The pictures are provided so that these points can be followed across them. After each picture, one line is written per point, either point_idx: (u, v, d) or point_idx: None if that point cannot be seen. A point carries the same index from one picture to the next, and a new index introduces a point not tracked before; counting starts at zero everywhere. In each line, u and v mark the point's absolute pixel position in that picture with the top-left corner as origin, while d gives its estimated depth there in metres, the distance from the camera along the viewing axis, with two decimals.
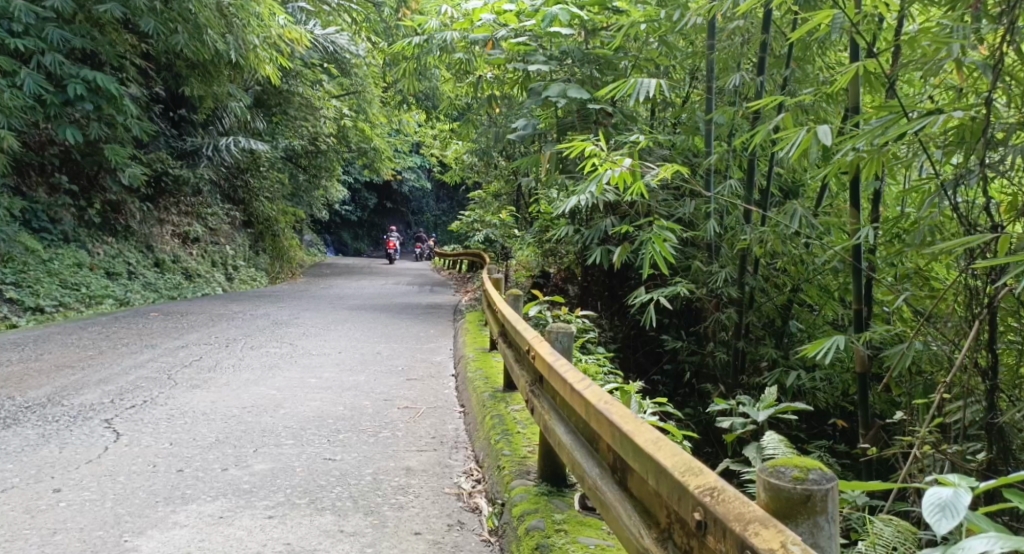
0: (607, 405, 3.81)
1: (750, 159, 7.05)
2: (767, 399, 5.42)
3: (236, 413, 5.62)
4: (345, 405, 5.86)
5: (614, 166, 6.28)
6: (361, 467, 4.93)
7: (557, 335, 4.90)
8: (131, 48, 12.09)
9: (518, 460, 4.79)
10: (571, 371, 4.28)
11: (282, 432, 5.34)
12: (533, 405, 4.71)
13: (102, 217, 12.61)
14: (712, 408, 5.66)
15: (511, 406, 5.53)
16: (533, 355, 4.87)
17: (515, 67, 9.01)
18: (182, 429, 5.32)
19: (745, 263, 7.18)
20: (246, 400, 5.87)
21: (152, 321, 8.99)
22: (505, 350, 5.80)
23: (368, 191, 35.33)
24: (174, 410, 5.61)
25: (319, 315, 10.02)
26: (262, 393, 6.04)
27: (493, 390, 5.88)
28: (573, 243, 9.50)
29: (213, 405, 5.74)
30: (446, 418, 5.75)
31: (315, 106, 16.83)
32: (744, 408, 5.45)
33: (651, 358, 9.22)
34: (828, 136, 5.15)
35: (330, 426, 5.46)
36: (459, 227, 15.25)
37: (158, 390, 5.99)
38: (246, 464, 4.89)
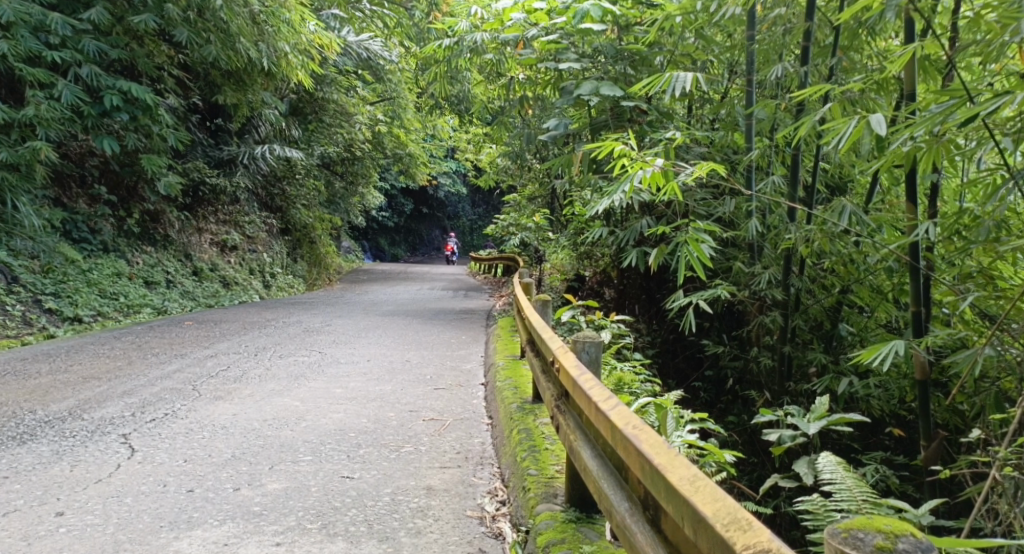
0: (635, 431, 3.60)
1: (793, 156, 6.75)
2: (818, 410, 5.17)
3: (256, 426, 5.45)
4: (369, 417, 5.67)
5: (646, 166, 6.01)
6: (380, 486, 4.72)
7: (584, 345, 4.66)
8: (168, 59, 12.04)
9: (545, 481, 4.54)
10: (595, 388, 4.05)
11: (302, 448, 5.15)
12: (557, 422, 4.51)
13: (140, 226, 12.52)
14: (758, 418, 5.42)
15: (538, 419, 5.29)
16: (558, 367, 4.63)
17: (548, 66, 8.77)
18: (198, 444, 5.16)
19: (789, 263, 6.88)
20: (268, 413, 5.70)
21: (184, 330, 8.86)
22: (532, 360, 5.57)
23: (404, 197, 35.26)
24: (193, 424, 5.46)
25: (351, 322, 9.85)
26: (285, 405, 5.86)
27: (521, 401, 5.64)
28: (609, 245, 9.24)
29: (234, 418, 5.57)
30: (473, 431, 5.52)
31: (349, 112, 16.73)
32: (793, 420, 5.19)
33: (691, 363, 8.93)
34: (883, 125, 5.01)
35: (350, 441, 5.27)
36: (495, 231, 15.02)
37: (180, 403, 5.83)
38: (259, 483, 4.71)
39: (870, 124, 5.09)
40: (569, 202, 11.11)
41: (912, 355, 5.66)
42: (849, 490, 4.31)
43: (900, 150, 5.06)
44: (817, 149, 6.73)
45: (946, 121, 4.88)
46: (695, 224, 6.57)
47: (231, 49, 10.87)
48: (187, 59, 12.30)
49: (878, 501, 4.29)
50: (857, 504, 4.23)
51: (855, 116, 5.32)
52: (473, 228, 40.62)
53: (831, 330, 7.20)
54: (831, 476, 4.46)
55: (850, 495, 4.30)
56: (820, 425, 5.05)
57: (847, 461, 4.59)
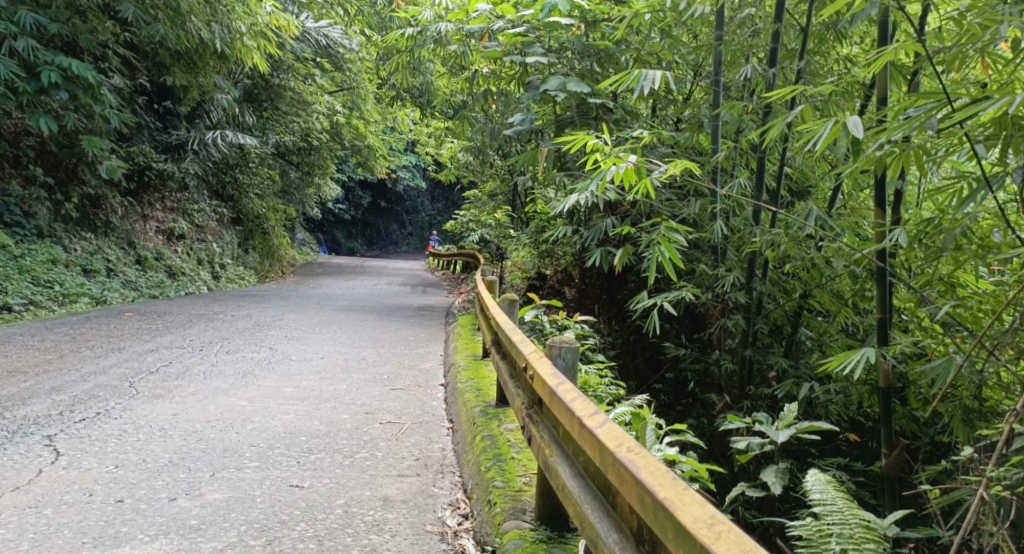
0: (631, 456, 3.39)
1: (760, 158, 6.59)
2: (787, 418, 5.00)
3: (198, 428, 5.15)
4: (321, 419, 5.40)
5: (619, 162, 5.81)
6: (332, 497, 4.46)
7: (560, 350, 4.44)
8: (114, 37, 11.62)
9: (513, 494, 4.32)
10: (577, 400, 3.82)
11: (246, 452, 4.87)
12: (530, 434, 4.28)
13: (80, 211, 12.06)
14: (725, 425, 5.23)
15: (503, 425, 5.07)
16: (532, 374, 4.39)
17: (513, 59, 8.53)
18: (132, 448, 4.85)
19: (753, 267, 6.73)
20: (211, 413, 5.40)
21: (125, 322, 8.49)
22: (497, 362, 5.34)
23: (362, 190, 34.85)
24: (128, 424, 5.15)
25: (303, 317, 9.54)
26: (230, 405, 5.56)
27: (484, 405, 5.41)
28: (571, 244, 9.05)
29: (174, 419, 5.27)
30: (433, 436, 5.28)
31: (306, 101, 16.42)
32: (760, 426, 5.01)
33: (652, 365, 8.76)
34: (861, 128, 4.75)
35: (301, 445, 5.00)
36: (455, 227, 14.74)
37: (115, 401, 5.51)
38: (199, 493, 4.42)
39: (847, 125, 4.83)
40: (531, 199, 10.91)
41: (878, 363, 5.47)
42: (842, 512, 4.10)
43: (873, 154, 4.80)
44: (785, 151, 6.58)
45: (923, 126, 4.67)
46: (666, 224, 6.38)
47: (180, 29, 10.53)
48: (135, 37, 11.91)
49: (870, 524, 4.09)
50: (850, 528, 4.03)
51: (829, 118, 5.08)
52: (431, 223, 40.35)
53: (791, 333, 7.01)
54: (820, 495, 4.25)
55: (842, 518, 4.09)
56: (790, 433, 4.87)
57: (836, 480, 4.38)
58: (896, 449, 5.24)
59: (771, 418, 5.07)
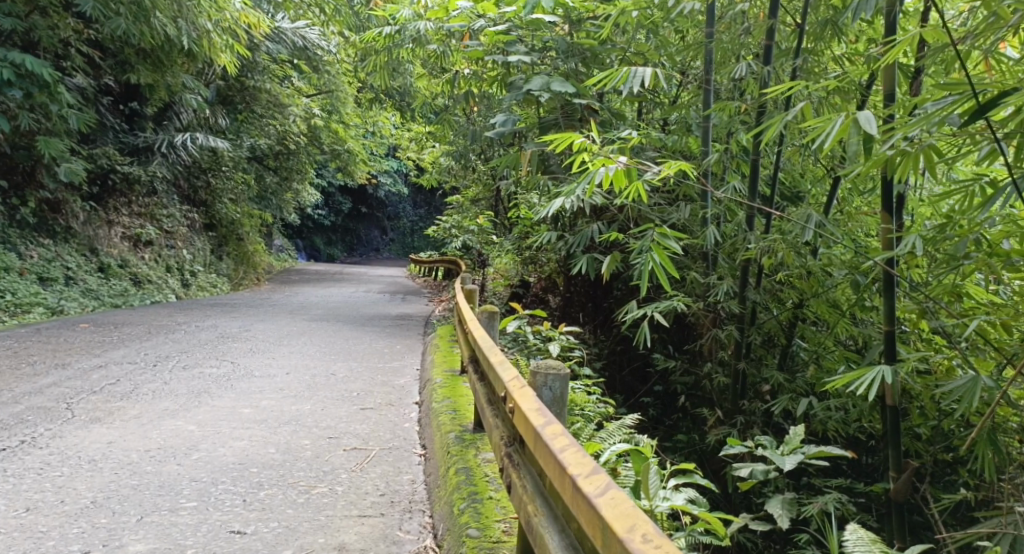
0: (645, 547, 3.02)
1: (753, 159, 6.14)
2: (792, 442, 4.61)
3: (134, 460, 4.68)
4: (277, 446, 4.93)
5: (607, 164, 5.35)
6: (277, 546, 4.01)
7: (546, 379, 4.02)
8: (76, 35, 11.16)
9: (489, 546, 3.89)
10: (572, 458, 3.44)
11: (186, 490, 4.40)
12: (511, 479, 3.92)
13: (38, 217, 11.55)
14: (726, 450, 4.82)
15: (480, 454, 4.64)
16: (515, 409, 4.02)
17: (493, 59, 8.07)
18: (51, 486, 4.38)
19: (747, 275, 6.25)
20: (154, 441, 4.92)
21: (79, 334, 7.99)
22: (475, 384, 4.93)
23: (343, 196, 34.37)
24: (54, 455, 4.69)
25: (273, 327, 9.06)
26: (176, 430, 5.09)
27: (460, 430, 4.97)
28: (555, 250, 8.61)
29: (108, 448, 4.80)
30: (402, 466, 4.82)
31: (282, 104, 15.99)
32: (765, 452, 4.60)
33: (640, 376, 8.30)
34: (873, 123, 4.34)
35: (250, 478, 4.55)
36: (436, 232, 14.24)
37: (45, 427, 5.03)
38: (119, 544, 3.96)
39: (858, 120, 4.41)
40: (514, 204, 10.48)
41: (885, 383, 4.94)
42: None
43: (883, 154, 4.36)
44: (781, 153, 6.13)
45: (939, 122, 4.20)
46: (657, 228, 5.91)
47: (144, 25, 10.09)
48: (98, 35, 11.45)
49: None
50: None
51: (837, 113, 4.61)
52: (413, 228, 39.95)
53: (786, 345, 6.55)
54: None
55: None
56: (797, 461, 4.45)
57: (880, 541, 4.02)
58: (906, 473, 4.80)
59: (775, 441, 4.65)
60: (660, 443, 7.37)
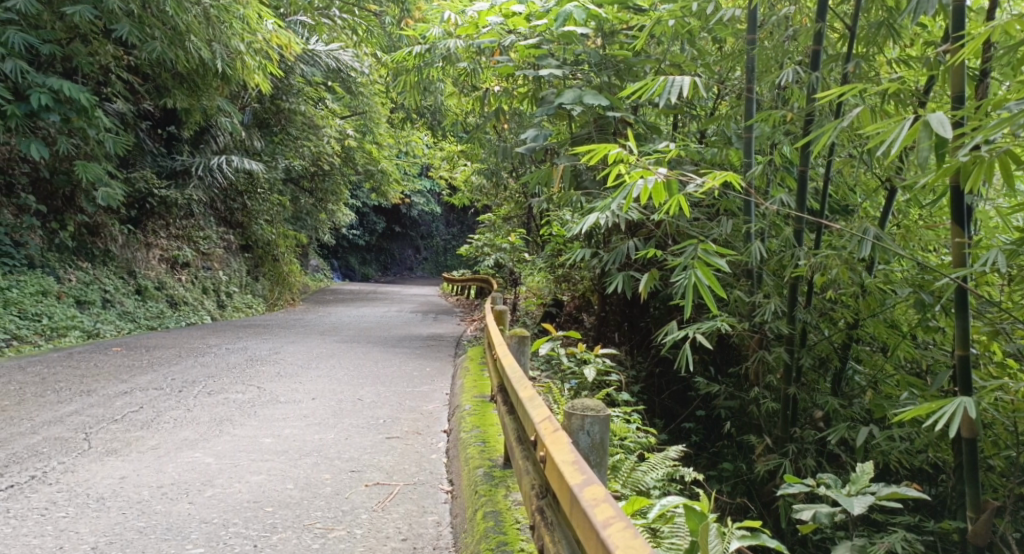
0: None
1: (801, 170, 5.81)
2: (861, 482, 4.27)
3: (144, 498, 4.48)
4: (296, 482, 4.70)
5: (646, 175, 5.06)
6: None
7: (583, 423, 3.77)
8: (115, 61, 11.09)
9: None
10: (619, 541, 3.20)
11: (195, 534, 4.19)
12: (547, 543, 3.70)
13: (76, 240, 11.48)
14: (784, 487, 4.48)
15: (510, 494, 4.39)
16: (550, 462, 3.76)
17: (525, 73, 7.80)
18: (51, 529, 4.19)
19: (795, 292, 5.94)
20: (168, 476, 4.72)
21: (108, 358, 7.83)
22: (505, 418, 4.68)
23: (376, 216, 34.33)
24: (61, 493, 4.50)
25: (303, 350, 8.86)
26: (193, 464, 4.87)
27: (489, 465, 4.71)
28: (589, 268, 8.32)
29: (119, 485, 4.60)
30: (426, 505, 4.56)
31: (317, 125, 15.91)
32: (829, 492, 4.27)
33: (680, 399, 7.98)
34: (947, 126, 4.03)
35: (264, 519, 4.33)
36: (470, 252, 13.99)
37: (58, 461, 4.84)
38: None
39: (928, 123, 4.11)
40: (547, 221, 10.20)
41: (963, 413, 4.60)
42: None
43: (956, 161, 4.05)
44: (831, 164, 5.80)
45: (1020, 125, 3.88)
46: (701, 243, 5.55)
47: (179, 48, 9.99)
48: (136, 60, 11.39)
49: None
50: None
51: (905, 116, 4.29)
52: (446, 247, 39.87)
53: (839, 368, 6.20)
54: None
55: None
56: (865, 503, 4.14)
57: None
58: (984, 512, 4.66)
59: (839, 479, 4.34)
60: (704, 470, 7.06)
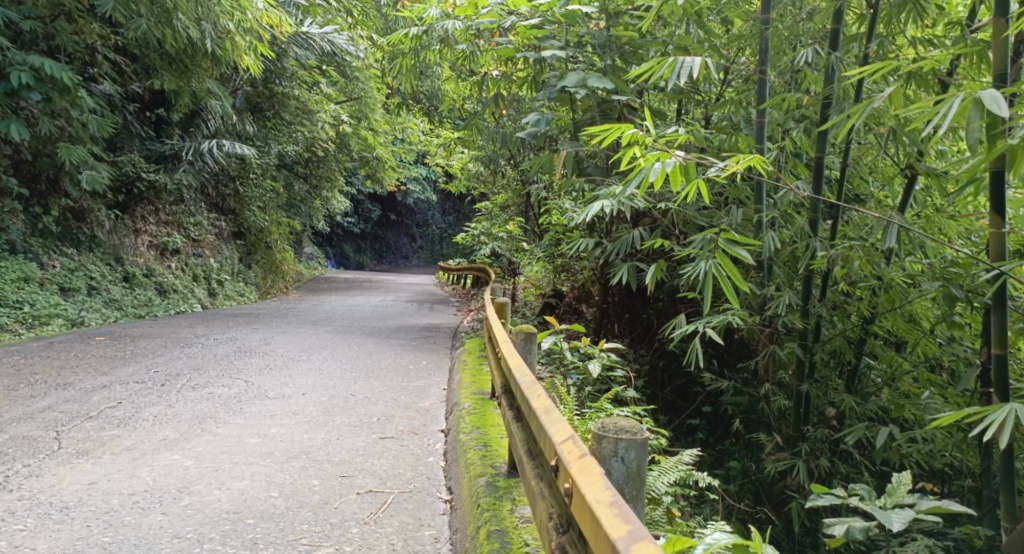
0: None
1: (820, 155, 5.49)
2: (897, 494, 4.05)
3: (114, 507, 4.18)
4: (281, 489, 4.40)
5: (663, 157, 4.73)
6: None
7: (618, 449, 3.46)
8: (102, 41, 10.70)
9: None
10: None
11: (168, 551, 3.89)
12: None
13: (61, 226, 11.10)
14: (810, 500, 4.22)
15: (516, 509, 4.13)
16: (580, 499, 3.43)
17: (525, 55, 7.43)
18: (7, 544, 3.89)
19: (810, 285, 5.63)
20: (142, 481, 4.41)
21: (91, 348, 7.50)
22: (511, 426, 4.39)
23: (372, 204, 33.94)
24: (22, 501, 4.19)
25: (293, 340, 8.54)
26: (170, 467, 4.57)
27: (491, 474, 4.44)
28: (590, 259, 8.01)
29: (88, 492, 4.29)
30: (423, 517, 4.27)
31: (310, 110, 15.50)
32: (863, 506, 4.03)
33: (684, 393, 7.70)
34: (1003, 104, 3.72)
35: (244, 534, 4.03)
36: (466, 240, 13.63)
37: (25, 464, 4.54)
38: None
39: (980, 101, 3.80)
40: (546, 210, 9.86)
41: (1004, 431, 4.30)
42: None
43: (1007, 144, 3.75)
44: (852, 150, 5.48)
45: None
46: (721, 233, 5.19)
47: (165, 27, 9.60)
48: (123, 40, 11.01)
49: None
50: None
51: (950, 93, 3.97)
52: (443, 236, 39.52)
53: (854, 364, 5.92)
54: None
55: None
56: (904, 519, 3.91)
57: None
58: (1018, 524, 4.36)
59: (876, 491, 4.13)
60: (711, 470, 6.79)
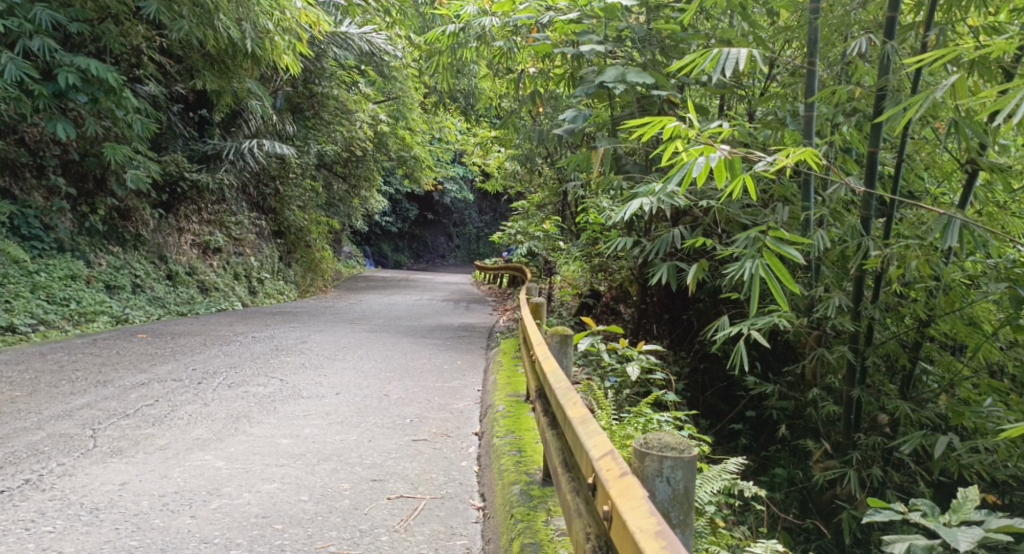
0: None
1: (872, 152, 5.33)
2: (964, 510, 3.94)
3: (143, 509, 4.14)
4: (311, 493, 4.34)
5: (709, 151, 4.60)
6: None
7: (664, 469, 3.34)
8: (148, 41, 10.74)
9: None
10: None
11: None
12: None
13: (108, 224, 11.16)
14: (867, 516, 4.08)
15: (551, 520, 4.05)
16: (620, 522, 3.31)
17: (564, 51, 7.30)
18: (35, 547, 3.86)
19: (862, 286, 5.48)
20: (172, 483, 4.38)
21: (131, 345, 7.52)
22: (546, 434, 4.30)
23: (409, 203, 33.97)
24: (54, 502, 4.17)
25: (331, 339, 8.51)
26: (200, 469, 4.53)
27: (525, 482, 4.37)
28: (629, 258, 7.88)
29: (119, 493, 4.26)
30: (455, 525, 4.18)
31: (349, 110, 15.49)
32: (927, 523, 3.89)
33: (725, 396, 7.55)
34: None
35: (272, 540, 3.97)
36: (503, 239, 13.54)
37: (59, 463, 4.52)
38: None
39: None
40: (584, 209, 9.75)
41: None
42: None
43: None
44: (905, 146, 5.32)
45: None
46: (772, 229, 4.99)
47: (207, 26, 9.60)
48: (167, 40, 11.04)
49: None
50: None
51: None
52: (479, 235, 39.50)
53: (910, 369, 5.76)
54: None
55: None
56: (971, 537, 3.77)
57: None
58: None
59: (939, 506, 4.02)
60: (755, 475, 6.65)
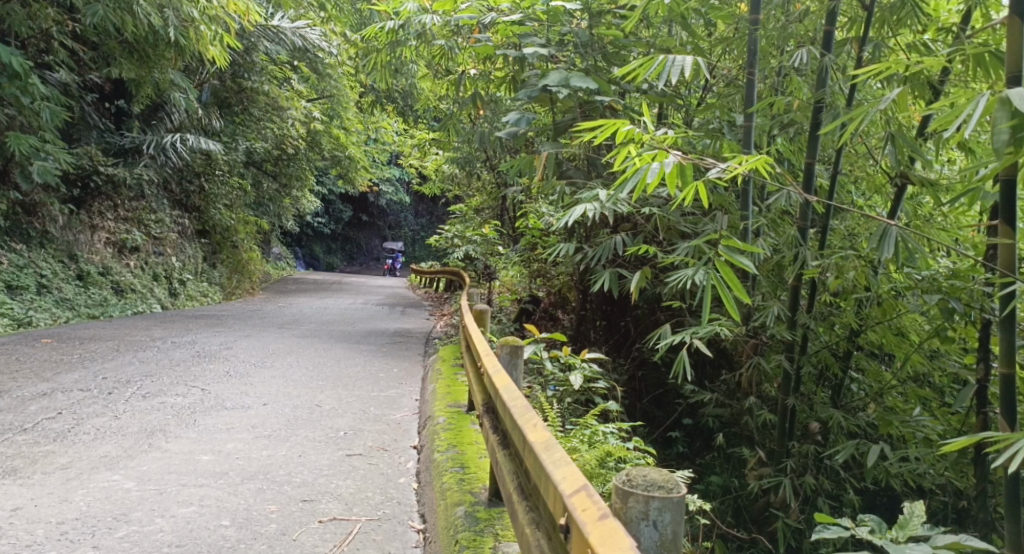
0: None
1: (809, 162, 5.19)
2: (910, 525, 3.72)
3: (39, 539, 3.79)
4: (233, 517, 4.04)
5: (659, 157, 4.43)
6: None
7: (651, 513, 3.06)
8: (60, 27, 10.21)
9: None
10: None
11: None
12: None
13: (10, 219, 10.60)
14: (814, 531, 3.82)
15: (500, 547, 3.80)
16: None
17: (506, 53, 7.07)
18: None
19: (798, 294, 5.30)
20: (76, 509, 4.03)
21: (35, 351, 7.08)
22: (500, 459, 4.02)
23: (343, 204, 33.37)
24: None
25: (257, 345, 8.15)
26: (108, 492, 4.18)
27: (471, 505, 4.12)
28: (568, 265, 7.70)
29: (13, 521, 3.90)
30: (392, 550, 3.93)
31: (281, 107, 15.02)
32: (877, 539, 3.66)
33: (662, 405, 7.41)
34: None
35: None
36: (439, 243, 13.24)
37: None
38: None
39: (1007, 99, 3.56)
40: (523, 214, 9.53)
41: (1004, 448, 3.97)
42: None
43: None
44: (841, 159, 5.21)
45: None
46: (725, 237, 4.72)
47: (124, 13, 9.14)
48: (80, 26, 10.50)
49: None
50: None
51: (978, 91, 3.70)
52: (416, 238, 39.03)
53: (840, 378, 5.68)
54: None
55: None
56: None
57: None
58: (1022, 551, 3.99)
59: (885, 522, 3.80)
60: (691, 485, 6.55)
